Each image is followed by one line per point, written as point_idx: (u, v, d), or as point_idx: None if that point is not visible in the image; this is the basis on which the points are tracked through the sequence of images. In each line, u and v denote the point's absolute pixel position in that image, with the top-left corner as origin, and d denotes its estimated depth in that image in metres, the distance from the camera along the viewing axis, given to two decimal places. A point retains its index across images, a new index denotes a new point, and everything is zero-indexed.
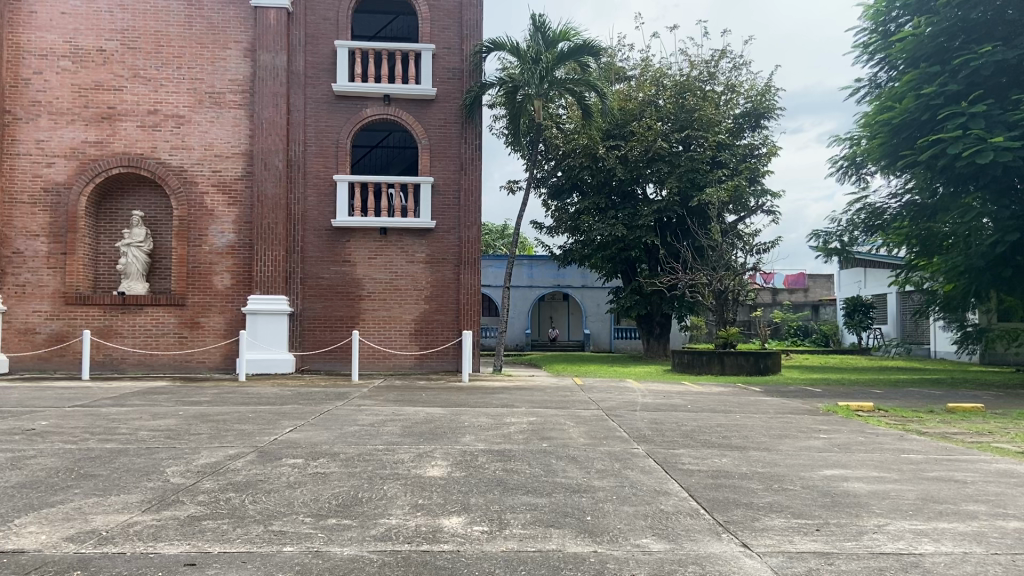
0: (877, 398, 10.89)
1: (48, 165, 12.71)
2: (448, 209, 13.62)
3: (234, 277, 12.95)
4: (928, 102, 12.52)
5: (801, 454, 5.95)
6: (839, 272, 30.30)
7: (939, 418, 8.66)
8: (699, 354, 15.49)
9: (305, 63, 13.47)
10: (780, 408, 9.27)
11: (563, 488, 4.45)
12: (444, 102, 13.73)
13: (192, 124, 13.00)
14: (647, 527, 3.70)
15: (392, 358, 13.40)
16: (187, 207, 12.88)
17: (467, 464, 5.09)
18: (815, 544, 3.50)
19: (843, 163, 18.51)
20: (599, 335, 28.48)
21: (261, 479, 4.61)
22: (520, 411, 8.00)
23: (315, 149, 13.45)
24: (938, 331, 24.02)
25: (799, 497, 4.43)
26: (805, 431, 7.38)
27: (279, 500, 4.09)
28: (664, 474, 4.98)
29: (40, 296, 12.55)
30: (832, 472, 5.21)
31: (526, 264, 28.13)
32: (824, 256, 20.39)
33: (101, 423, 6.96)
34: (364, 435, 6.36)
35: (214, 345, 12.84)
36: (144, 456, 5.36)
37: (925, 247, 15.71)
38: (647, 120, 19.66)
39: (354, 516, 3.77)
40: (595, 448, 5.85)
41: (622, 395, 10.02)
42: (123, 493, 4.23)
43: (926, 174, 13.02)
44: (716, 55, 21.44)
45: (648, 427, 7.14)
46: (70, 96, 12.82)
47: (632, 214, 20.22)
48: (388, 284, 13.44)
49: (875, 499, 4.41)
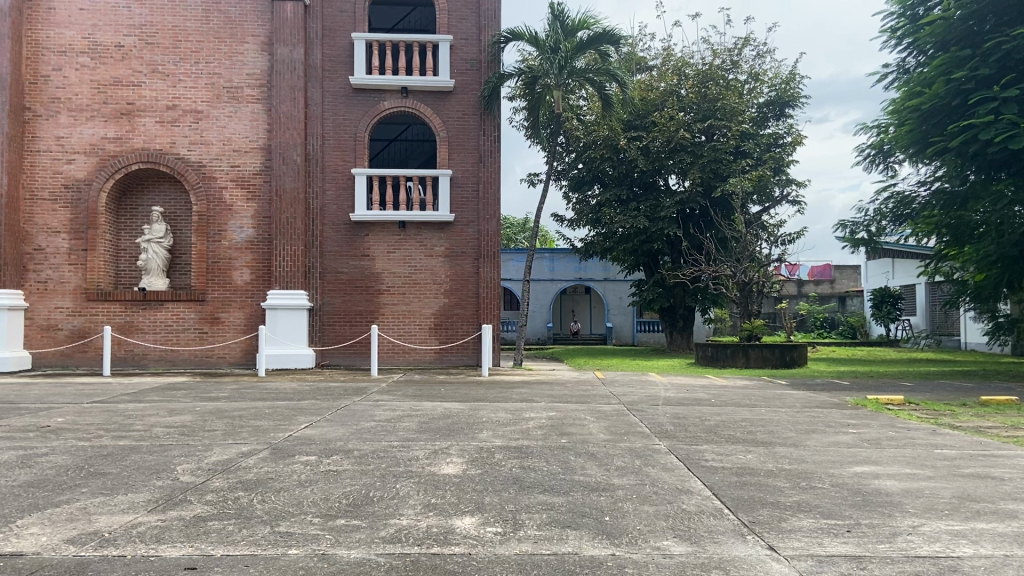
0: (907, 391, 10.66)
1: (68, 161, 12.73)
2: (467, 201, 13.48)
3: (253, 273, 12.91)
4: (959, 87, 12.20)
5: (830, 449, 5.77)
6: (866, 263, 29.89)
7: (973, 412, 8.39)
8: (724, 346, 15.23)
9: (323, 56, 13.36)
10: (807, 402, 9.07)
11: (581, 486, 4.30)
12: (462, 93, 13.58)
13: (211, 119, 12.96)
14: (668, 528, 3.53)
15: (412, 352, 13.31)
16: (206, 202, 12.86)
17: (484, 461, 4.95)
18: (847, 547, 3.32)
19: (871, 151, 18.20)
20: (622, 327, 28.25)
21: (273, 477, 4.50)
22: (540, 406, 7.85)
23: (333, 143, 13.33)
24: (969, 322, 23.58)
25: (829, 496, 4.23)
26: (833, 425, 7.18)
27: (288, 499, 3.98)
28: (687, 471, 4.81)
29: (62, 292, 12.57)
30: (862, 469, 5.02)
31: (547, 257, 27.97)
32: (851, 247, 20.02)
33: (118, 420, 6.90)
34: (380, 431, 6.25)
35: (235, 340, 12.83)
36: (156, 454, 5.29)
37: (956, 236, 15.28)
38: (669, 110, 19.41)
39: (363, 517, 3.65)
40: (616, 444, 5.68)
41: (644, 389, 9.82)
42: (130, 492, 4.14)
43: (956, 161, 12.70)
44: (740, 43, 21.19)
45: (671, 422, 6.95)
46: (89, 92, 12.83)
47: (655, 206, 19.98)
48: (407, 279, 13.34)
49: (909, 498, 4.21)
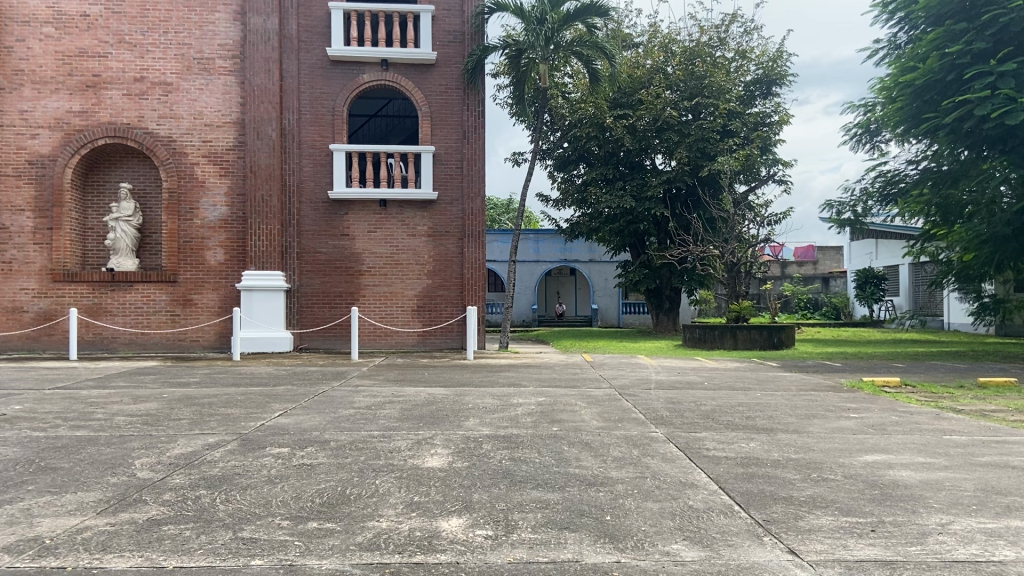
0: (902, 373, 10.43)
1: (32, 136, 12.18)
2: (450, 179, 13.06)
3: (227, 252, 12.45)
4: (954, 61, 11.89)
5: (835, 436, 5.45)
6: (850, 244, 29.77)
7: (972, 394, 8.15)
8: (712, 328, 14.95)
9: (298, 27, 12.82)
10: (802, 385, 8.79)
11: (578, 481, 3.94)
12: (444, 67, 13.11)
13: (181, 92, 12.43)
14: (676, 530, 3.19)
15: (395, 335, 12.93)
16: (177, 179, 12.36)
17: (470, 453, 4.59)
18: (875, 550, 2.99)
19: (857, 130, 17.95)
20: (607, 309, 27.96)
21: (240, 472, 4.13)
22: (528, 391, 7.49)
23: (310, 117, 12.83)
24: (952, 301, 23.47)
25: (845, 489, 3.91)
26: (833, 409, 6.87)
27: (255, 498, 3.60)
28: (688, 462, 4.47)
29: (27, 273, 12.07)
30: (873, 458, 4.70)
31: (533, 238, 27.57)
32: (837, 227, 19.80)
33: (78, 408, 6.48)
34: (359, 419, 5.87)
35: (208, 322, 12.39)
36: (114, 446, 4.89)
37: (945, 215, 15.00)
38: (655, 87, 19.03)
39: (339, 519, 3.28)
40: (610, 432, 5.34)
41: (634, 372, 9.53)
42: (79, 491, 3.75)
43: (949, 139, 12.44)
44: (727, 19, 20.80)
45: (665, 407, 6.62)
46: (53, 64, 12.24)
47: (641, 185, 19.63)
48: (389, 259, 12.93)
49: (931, 491, 3.89)
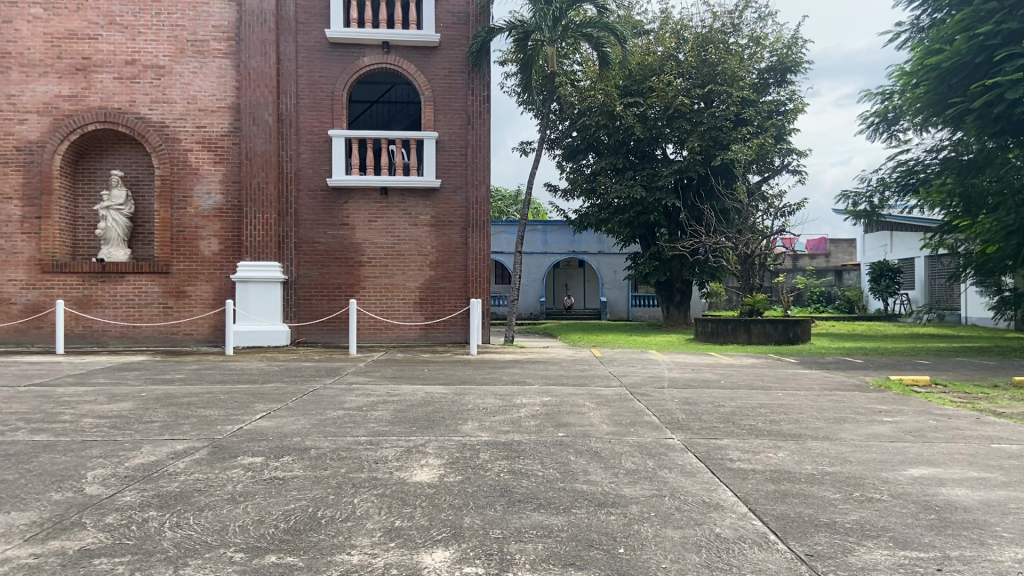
0: (929, 371, 9.88)
1: (19, 121, 11.71)
2: (454, 166, 12.53)
3: (222, 243, 11.97)
4: (983, 43, 11.26)
5: (872, 445, 4.91)
6: (864, 236, 29.11)
7: (1008, 395, 7.60)
8: (725, 321, 14.41)
9: (296, 8, 12.30)
10: (824, 384, 8.24)
11: (585, 502, 3.41)
12: (448, 49, 12.57)
13: (174, 75, 11.94)
14: (703, 567, 2.67)
15: (395, 329, 12.44)
16: (169, 165, 11.87)
17: (464, 465, 4.06)
18: None
19: (874, 119, 17.31)
20: (616, 301, 27.44)
21: (200, 489, 3.61)
22: (533, 390, 6.97)
23: (308, 102, 12.32)
24: (970, 295, 22.84)
25: (892, 512, 3.40)
26: (864, 412, 6.31)
27: (211, 522, 3.10)
28: (711, 477, 3.94)
29: (15, 263, 11.62)
30: (920, 472, 4.16)
31: (540, 229, 27.05)
32: (853, 219, 19.18)
33: (45, 408, 5.99)
34: (347, 422, 5.36)
35: (202, 315, 11.91)
36: (70, 454, 4.38)
37: (968, 207, 14.36)
38: (667, 75, 18.45)
39: (302, 552, 2.77)
40: (621, 439, 4.82)
41: (646, 369, 8.99)
42: (13, 511, 3.26)
43: (977, 125, 11.80)
44: (741, 5, 20.19)
45: (680, 409, 6.09)
46: (42, 46, 11.75)
47: (652, 175, 19.03)
48: (389, 250, 12.43)
49: (995, 515, 3.37)
